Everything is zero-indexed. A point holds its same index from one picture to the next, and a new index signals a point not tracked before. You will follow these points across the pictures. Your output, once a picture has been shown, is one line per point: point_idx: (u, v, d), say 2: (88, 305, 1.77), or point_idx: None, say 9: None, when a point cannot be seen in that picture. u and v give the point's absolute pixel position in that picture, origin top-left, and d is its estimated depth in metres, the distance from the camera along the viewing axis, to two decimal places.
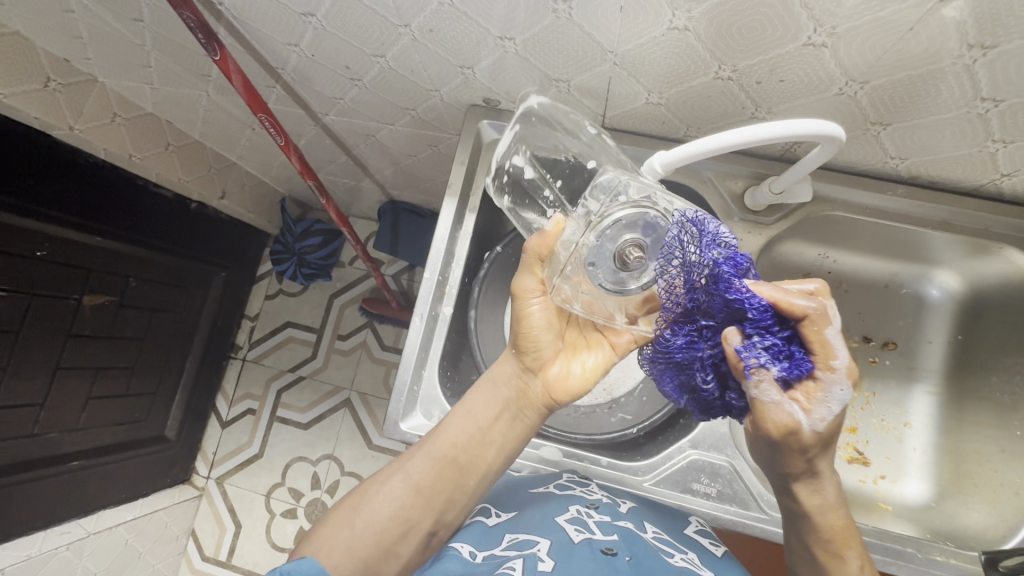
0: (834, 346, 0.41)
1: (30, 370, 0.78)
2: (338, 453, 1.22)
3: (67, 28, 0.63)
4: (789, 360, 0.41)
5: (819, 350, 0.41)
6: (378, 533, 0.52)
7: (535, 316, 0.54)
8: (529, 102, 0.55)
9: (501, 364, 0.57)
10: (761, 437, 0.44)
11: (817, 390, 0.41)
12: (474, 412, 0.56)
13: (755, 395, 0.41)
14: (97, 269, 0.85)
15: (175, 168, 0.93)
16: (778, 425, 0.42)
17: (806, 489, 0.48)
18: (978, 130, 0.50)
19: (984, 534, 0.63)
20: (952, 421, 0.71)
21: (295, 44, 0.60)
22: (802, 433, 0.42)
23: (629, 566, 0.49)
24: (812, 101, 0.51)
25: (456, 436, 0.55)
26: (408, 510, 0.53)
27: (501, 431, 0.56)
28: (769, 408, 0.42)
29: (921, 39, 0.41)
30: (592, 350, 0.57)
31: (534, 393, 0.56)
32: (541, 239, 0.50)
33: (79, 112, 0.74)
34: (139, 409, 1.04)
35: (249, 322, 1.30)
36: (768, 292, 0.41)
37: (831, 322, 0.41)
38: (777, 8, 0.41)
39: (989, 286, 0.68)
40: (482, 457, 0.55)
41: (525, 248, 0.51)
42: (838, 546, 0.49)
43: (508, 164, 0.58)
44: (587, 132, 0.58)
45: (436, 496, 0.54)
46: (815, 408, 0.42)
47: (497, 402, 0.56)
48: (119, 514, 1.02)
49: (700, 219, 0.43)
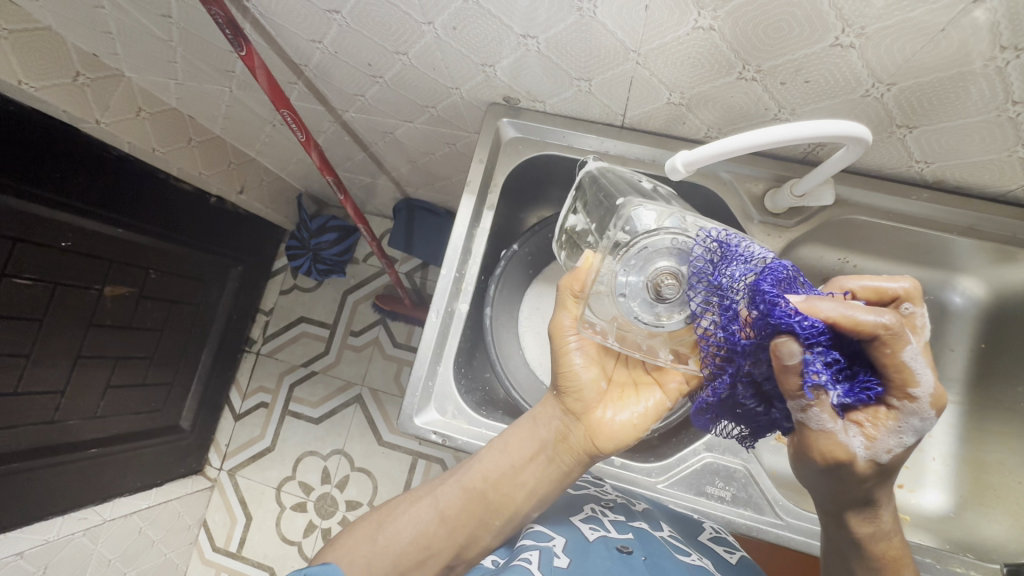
0: (913, 370, 0.36)
1: (54, 357, 0.80)
2: (349, 448, 1.22)
3: (97, 23, 0.64)
4: (851, 383, 0.38)
5: (895, 375, 0.37)
6: (398, 556, 0.54)
7: (574, 357, 0.55)
8: (588, 167, 0.62)
9: (545, 408, 0.57)
10: (807, 461, 0.41)
11: (888, 418, 0.38)
12: (509, 447, 0.57)
13: (803, 418, 0.38)
14: (117, 259, 0.87)
15: (196, 163, 0.94)
16: (832, 451, 0.39)
17: (856, 517, 0.46)
18: (1007, 132, 0.49)
19: (1006, 547, 0.63)
20: (973, 431, 0.70)
21: (318, 41, 0.60)
22: (860, 465, 0.39)
23: (645, 566, 0.50)
24: (837, 103, 0.50)
25: (488, 470, 0.56)
26: (430, 537, 0.55)
27: (535, 473, 0.56)
28: (826, 437, 0.38)
29: (952, 41, 0.41)
30: (642, 396, 0.55)
31: (575, 438, 0.55)
32: (573, 275, 0.53)
33: (105, 107, 0.76)
34: (155, 399, 1.05)
35: (263, 316, 1.32)
36: (829, 309, 0.36)
37: (909, 343, 0.36)
38: (805, 7, 0.41)
39: (1014, 293, 0.67)
40: (512, 497, 0.55)
41: (560, 285, 0.54)
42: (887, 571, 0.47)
43: (567, 224, 0.62)
44: (637, 182, 0.61)
45: (460, 528, 0.55)
46: (880, 436, 0.38)
47: (535, 442, 0.56)
48: (134, 502, 1.03)
49: (728, 238, 0.46)
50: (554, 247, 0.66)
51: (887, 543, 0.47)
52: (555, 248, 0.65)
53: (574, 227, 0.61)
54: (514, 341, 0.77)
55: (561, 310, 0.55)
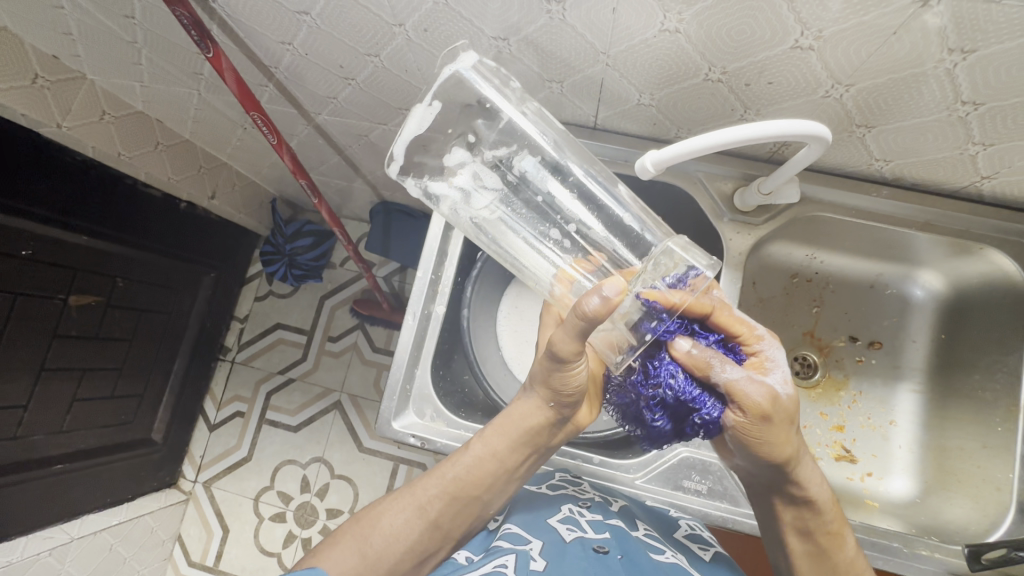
0: (745, 321, 0.52)
1: (14, 371, 0.77)
2: (328, 455, 1.21)
3: (56, 24, 0.62)
4: (727, 348, 0.51)
5: (741, 330, 0.52)
6: (393, 564, 0.55)
7: (580, 372, 0.53)
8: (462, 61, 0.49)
9: (531, 413, 0.57)
10: (759, 425, 0.48)
11: (766, 359, 0.50)
12: (500, 455, 0.57)
13: (726, 378, 0.48)
14: (82, 267, 0.84)
15: (165, 168, 0.92)
16: (763, 394, 0.47)
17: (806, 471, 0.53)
18: (959, 131, 0.51)
19: (967, 529, 0.64)
20: (935, 419, 0.73)
21: (288, 42, 0.60)
22: (781, 397, 0.48)
23: (621, 565, 0.51)
24: (800, 103, 0.52)
25: (482, 477, 0.57)
26: (423, 542, 0.56)
27: (528, 465, 0.60)
28: (745, 387, 0.48)
29: (904, 44, 0.43)
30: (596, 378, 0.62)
31: (561, 433, 0.60)
32: (604, 304, 0.45)
33: (67, 110, 0.73)
34: (125, 411, 1.02)
35: (238, 323, 1.29)
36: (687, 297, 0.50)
37: (729, 308, 0.52)
38: (764, 10, 0.42)
39: (968, 286, 0.70)
40: (504, 489, 0.59)
41: (585, 313, 0.45)
42: (837, 526, 0.55)
43: (450, 153, 0.56)
44: (555, 125, 0.56)
45: (453, 528, 0.58)
46: (774, 371, 0.49)
47: (527, 448, 0.58)
48: (104, 518, 1.00)
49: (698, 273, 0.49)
50: (394, 170, 0.55)
51: (820, 493, 0.54)
52: (392, 167, 0.55)
53: (455, 154, 0.56)
54: (492, 342, 0.77)
55: (573, 334, 0.49)
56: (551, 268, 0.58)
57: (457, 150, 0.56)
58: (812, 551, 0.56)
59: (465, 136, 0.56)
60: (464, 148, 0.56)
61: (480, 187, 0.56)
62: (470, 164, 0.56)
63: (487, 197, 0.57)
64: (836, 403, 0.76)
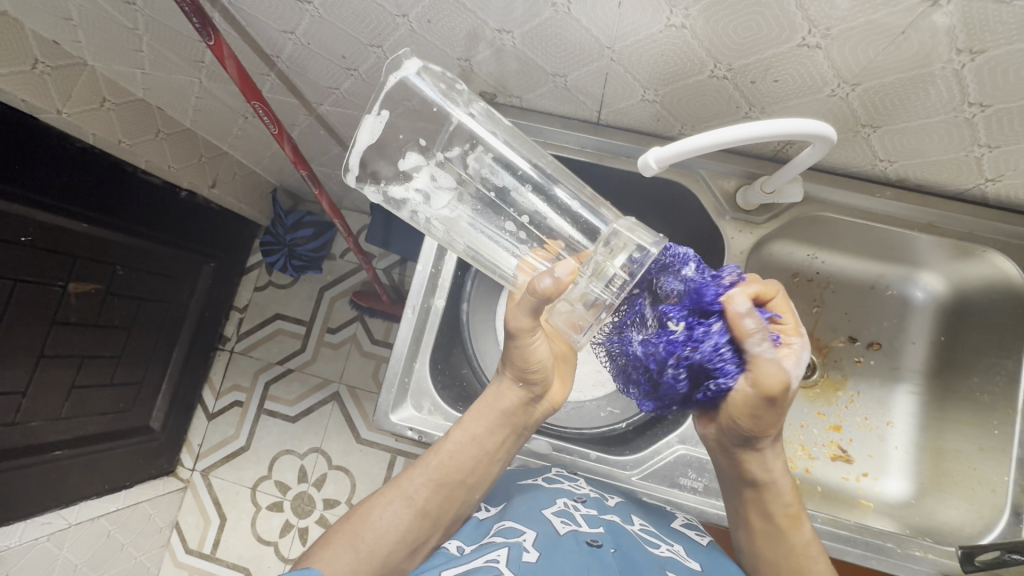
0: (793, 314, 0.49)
1: (13, 357, 0.77)
2: (326, 446, 1.21)
3: (57, 8, 0.62)
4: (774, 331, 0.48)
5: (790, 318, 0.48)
6: (385, 556, 0.54)
7: (539, 348, 0.57)
8: (405, 68, 0.51)
9: (504, 393, 0.60)
10: (764, 405, 0.47)
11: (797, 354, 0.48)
12: (479, 438, 0.59)
13: (758, 354, 0.46)
14: (82, 254, 0.84)
15: (166, 156, 0.92)
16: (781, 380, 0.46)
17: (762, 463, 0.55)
18: (965, 133, 0.51)
19: (961, 531, 0.65)
20: (933, 420, 0.73)
21: (291, 31, 0.59)
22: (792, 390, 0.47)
23: (615, 559, 0.51)
24: (806, 102, 0.51)
25: (463, 461, 0.59)
26: (414, 532, 0.57)
27: (511, 445, 0.61)
28: (772, 367, 0.46)
29: (913, 44, 0.42)
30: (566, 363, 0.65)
31: (538, 411, 0.61)
32: (555, 285, 0.49)
33: (68, 96, 0.73)
34: (123, 399, 1.02)
35: (237, 313, 1.29)
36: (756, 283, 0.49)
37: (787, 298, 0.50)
38: (773, 8, 0.42)
39: (970, 288, 0.70)
40: (487, 471, 0.60)
41: (535, 290, 0.50)
42: (796, 509, 0.56)
43: (405, 163, 0.56)
44: (502, 124, 0.58)
45: (442, 516, 0.59)
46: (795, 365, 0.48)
47: (505, 428, 0.60)
48: (102, 505, 1.01)
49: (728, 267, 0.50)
50: (351, 177, 0.54)
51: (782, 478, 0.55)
52: (349, 176, 0.54)
53: (410, 162, 0.56)
54: (490, 336, 0.78)
55: (526, 310, 0.53)
56: (512, 259, 0.58)
57: (411, 155, 0.56)
58: (776, 537, 0.56)
59: (417, 141, 0.56)
60: (418, 152, 0.56)
61: (437, 187, 0.56)
62: (426, 167, 0.56)
63: (446, 195, 0.56)
64: (833, 404, 0.76)
